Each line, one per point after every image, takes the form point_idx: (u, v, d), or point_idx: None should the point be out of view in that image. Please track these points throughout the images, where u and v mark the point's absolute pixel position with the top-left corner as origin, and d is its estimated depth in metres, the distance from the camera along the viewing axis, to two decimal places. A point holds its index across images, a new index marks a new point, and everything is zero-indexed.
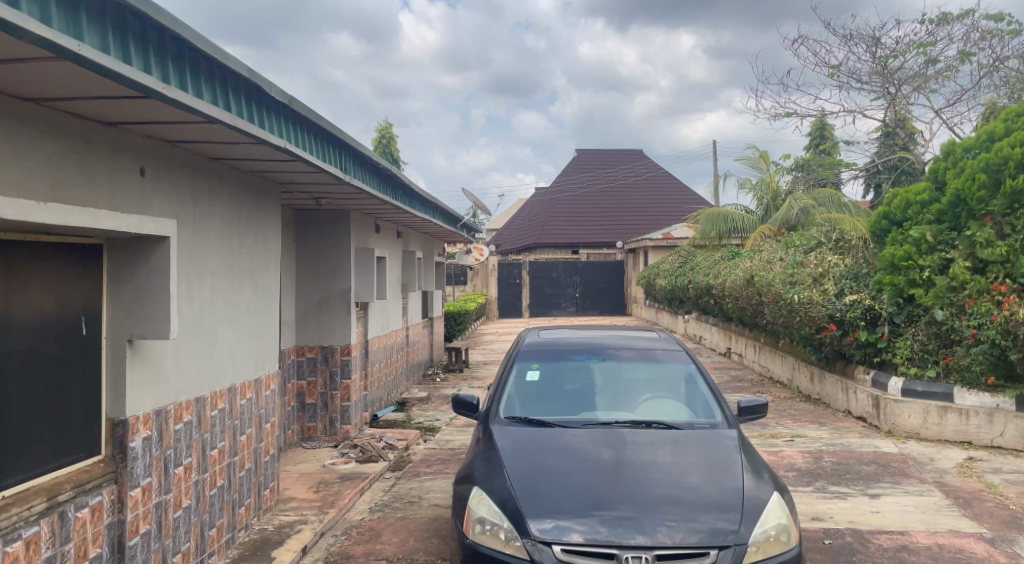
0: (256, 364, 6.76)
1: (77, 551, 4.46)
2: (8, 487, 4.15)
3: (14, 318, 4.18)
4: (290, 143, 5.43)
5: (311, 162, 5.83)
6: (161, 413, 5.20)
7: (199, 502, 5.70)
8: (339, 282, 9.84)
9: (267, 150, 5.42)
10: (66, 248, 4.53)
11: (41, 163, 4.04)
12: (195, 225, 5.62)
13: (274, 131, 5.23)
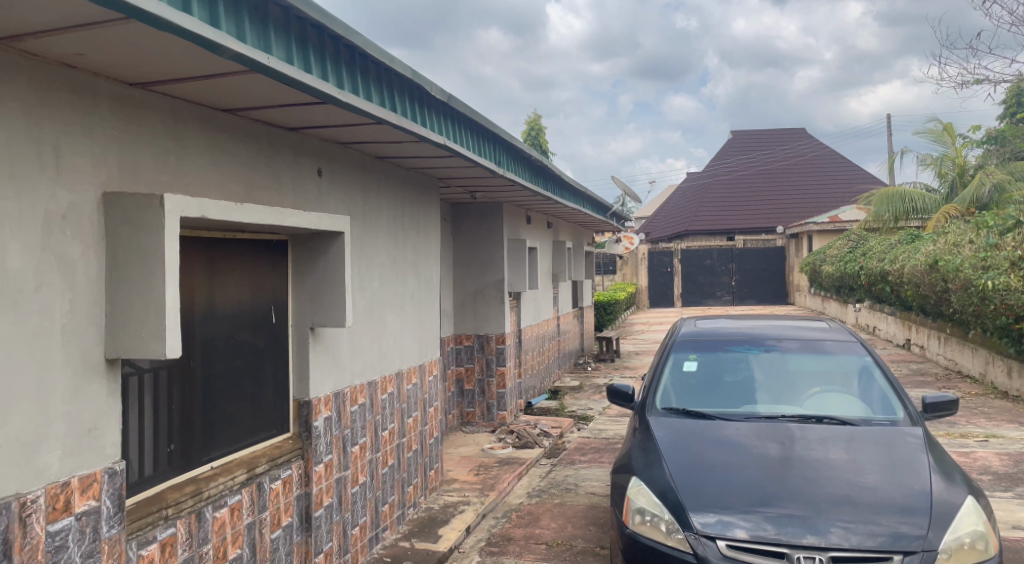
0: (420, 351, 7.05)
1: (274, 519, 4.82)
2: (215, 459, 4.54)
3: (217, 309, 4.56)
4: (449, 139, 5.61)
5: (468, 157, 6.00)
6: (339, 395, 5.56)
7: (374, 480, 6.04)
8: (494, 272, 10.06)
9: (427, 147, 5.62)
10: (257, 244, 4.90)
11: (237, 167, 4.38)
12: (366, 219, 5.94)
13: (435, 129, 5.41)
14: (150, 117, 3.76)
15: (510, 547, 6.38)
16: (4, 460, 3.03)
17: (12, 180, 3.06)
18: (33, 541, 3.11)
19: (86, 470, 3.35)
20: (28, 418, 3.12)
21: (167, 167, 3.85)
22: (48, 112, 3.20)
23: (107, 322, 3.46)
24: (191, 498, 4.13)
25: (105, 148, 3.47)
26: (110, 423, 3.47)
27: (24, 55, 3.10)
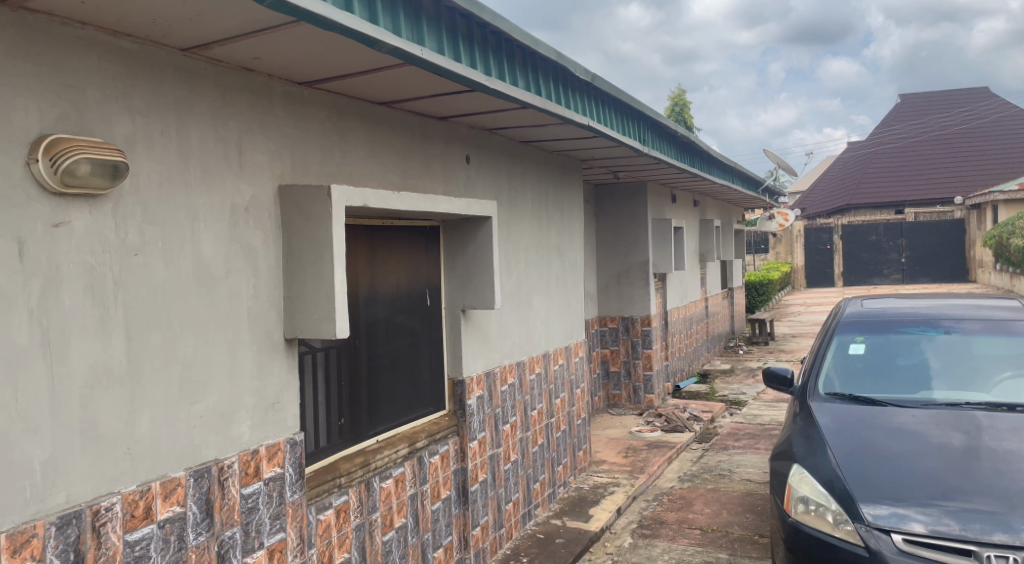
0: (566, 333, 7.13)
1: (434, 491, 5.04)
2: (380, 433, 4.81)
3: (378, 292, 4.81)
4: (593, 120, 5.61)
5: (613, 137, 5.98)
6: (491, 375, 5.74)
7: (525, 457, 6.20)
8: (638, 253, 9.98)
9: (573, 129, 5.64)
10: (412, 229, 5.12)
11: (393, 158, 4.60)
12: (511, 203, 6.06)
13: (580, 110, 5.43)
14: (317, 113, 4.00)
15: (663, 530, 6.37)
16: (205, 429, 3.31)
17: (205, 176, 3.32)
18: (231, 502, 3.39)
19: (272, 439, 3.65)
20: (223, 391, 3.41)
21: (332, 159, 4.10)
22: (231, 113, 3.47)
23: (285, 304, 3.73)
24: (361, 468, 4.38)
25: (279, 143, 3.74)
26: (290, 397, 3.77)
27: (210, 61, 3.36)
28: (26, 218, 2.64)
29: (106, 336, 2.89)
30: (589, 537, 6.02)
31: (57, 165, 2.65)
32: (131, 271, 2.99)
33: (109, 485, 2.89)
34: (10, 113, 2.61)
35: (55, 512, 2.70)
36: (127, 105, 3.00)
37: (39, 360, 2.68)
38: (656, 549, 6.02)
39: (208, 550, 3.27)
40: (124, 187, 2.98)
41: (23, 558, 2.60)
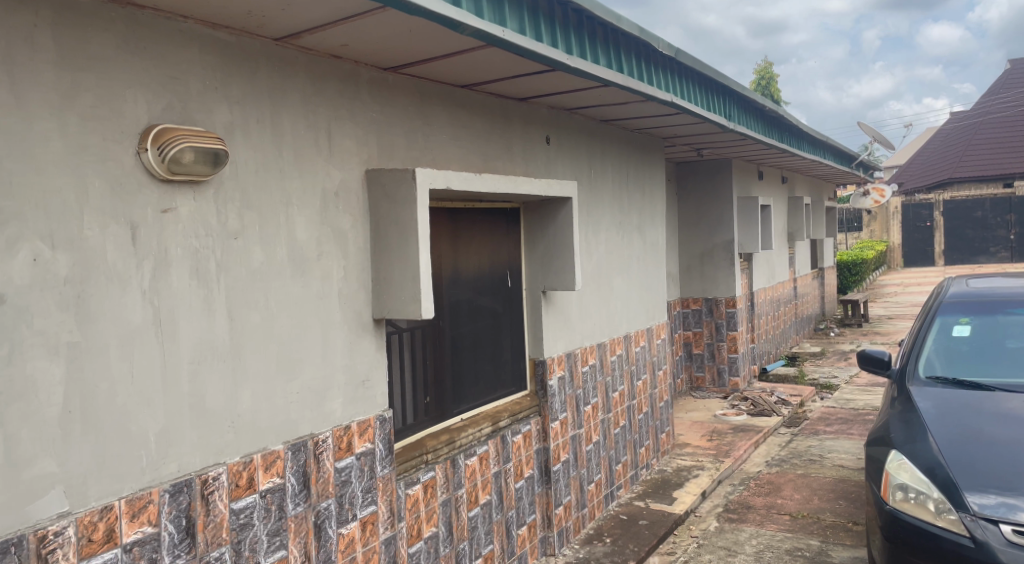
0: (648, 314, 7.10)
1: (517, 469, 5.11)
2: (464, 412, 4.91)
3: (461, 274, 4.89)
4: (677, 97, 5.52)
5: (697, 113, 5.87)
6: (571, 356, 5.76)
7: (607, 439, 6.22)
8: (722, 233, 9.80)
9: (656, 106, 5.57)
10: (494, 211, 5.17)
11: (475, 140, 4.66)
12: (592, 184, 6.05)
13: (663, 87, 5.35)
14: (401, 98, 4.08)
15: (750, 515, 6.30)
16: (301, 405, 3.46)
17: (297, 163, 3.44)
18: (325, 475, 3.54)
19: (363, 415, 3.79)
20: (317, 368, 3.55)
21: (415, 143, 4.18)
22: (321, 100, 3.58)
23: (373, 285, 3.85)
24: (446, 445, 4.50)
25: (365, 128, 3.84)
26: (378, 375, 3.89)
27: (300, 50, 3.47)
28: (139, 204, 2.78)
29: (210, 316, 3.04)
30: (673, 520, 6.00)
31: (164, 153, 2.78)
32: (232, 255, 3.13)
33: (216, 456, 3.06)
34: (122, 104, 2.74)
35: (168, 480, 2.87)
36: (225, 95, 3.13)
37: (152, 337, 2.83)
38: (743, 534, 5.96)
39: (306, 520, 3.42)
40: (225, 173, 3.11)
41: (141, 522, 2.77)
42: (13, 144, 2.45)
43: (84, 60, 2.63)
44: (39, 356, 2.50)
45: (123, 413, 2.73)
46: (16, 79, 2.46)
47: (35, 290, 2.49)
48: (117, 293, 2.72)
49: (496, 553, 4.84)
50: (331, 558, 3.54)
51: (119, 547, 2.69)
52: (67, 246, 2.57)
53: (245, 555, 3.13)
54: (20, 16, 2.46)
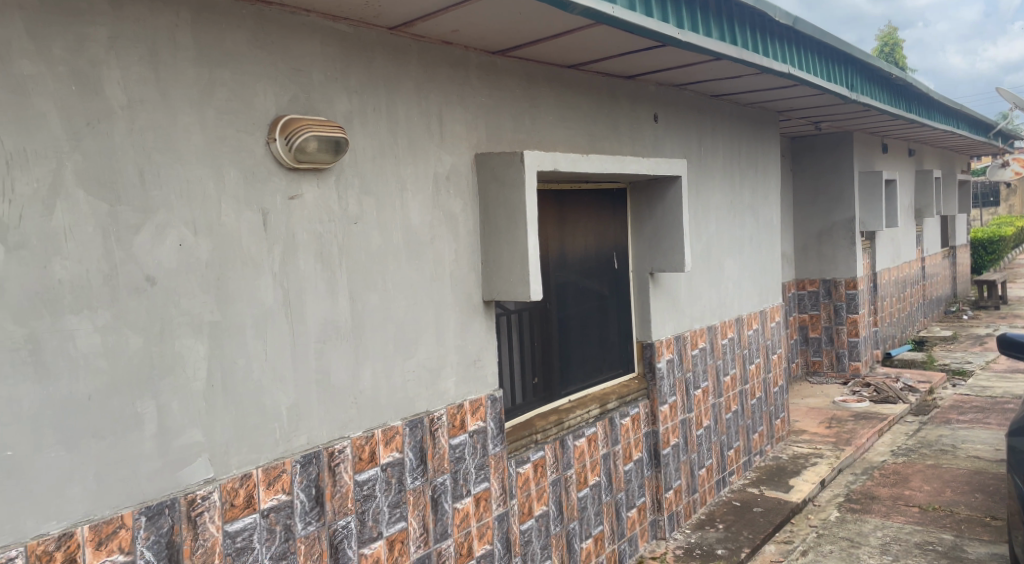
0: (761, 296, 6.94)
1: (626, 452, 5.12)
2: (572, 393, 4.94)
3: (568, 256, 4.92)
4: (794, 68, 5.33)
5: (816, 84, 5.65)
6: (681, 338, 5.71)
7: (718, 424, 6.15)
8: (842, 211, 9.45)
9: (771, 78, 5.41)
10: (600, 192, 5.16)
11: (582, 122, 4.67)
12: (702, 163, 5.95)
13: (780, 57, 5.17)
14: (509, 81, 4.13)
15: (875, 506, 6.11)
16: (417, 383, 3.59)
17: (412, 149, 3.55)
18: (441, 451, 3.66)
19: (475, 394, 3.89)
20: (432, 348, 3.66)
21: (523, 126, 4.22)
22: (433, 86, 3.67)
23: (482, 267, 3.93)
24: (555, 426, 4.53)
25: (475, 113, 3.91)
26: (489, 356, 3.99)
27: (414, 37, 3.56)
28: (268, 192, 2.94)
29: (334, 297, 3.19)
30: (789, 508, 5.89)
31: (291, 143, 2.93)
32: (352, 239, 3.27)
33: (340, 430, 3.22)
34: (253, 97, 2.89)
35: (299, 452, 3.05)
36: (344, 85, 3.25)
37: (282, 318, 2.99)
38: (867, 525, 5.79)
39: (423, 493, 3.55)
40: (345, 160, 3.24)
41: (276, 490, 2.95)
42: (160, 138, 2.61)
43: (218, 56, 2.78)
44: (186, 334, 2.68)
45: (258, 388, 2.91)
46: (161, 76, 2.62)
47: (181, 273, 2.67)
48: (251, 276, 2.88)
49: (606, 534, 4.87)
50: (448, 531, 3.67)
51: (257, 513, 2.88)
52: (207, 231, 2.74)
53: (369, 524, 3.29)
54: (163, 17, 2.62)
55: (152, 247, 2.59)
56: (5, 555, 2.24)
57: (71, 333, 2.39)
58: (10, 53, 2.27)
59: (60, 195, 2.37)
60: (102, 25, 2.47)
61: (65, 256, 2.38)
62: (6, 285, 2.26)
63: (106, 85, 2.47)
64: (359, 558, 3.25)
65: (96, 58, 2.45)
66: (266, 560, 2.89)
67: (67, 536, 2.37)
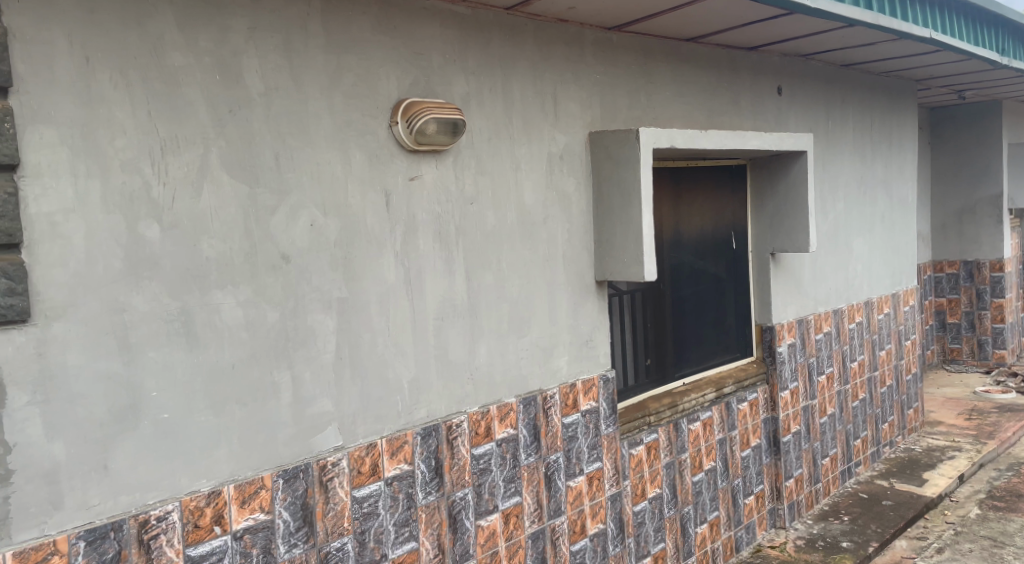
0: (893, 278, 6.63)
1: (743, 438, 5.03)
2: (686, 376, 4.88)
3: (682, 236, 4.85)
4: (936, 31, 5.01)
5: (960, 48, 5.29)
6: (804, 322, 5.55)
7: (843, 412, 5.95)
8: (988, 187, 8.90)
9: (910, 44, 5.12)
10: (717, 169, 5.06)
11: (700, 98, 4.59)
12: (829, 140, 5.72)
13: (920, 21, 4.87)
14: (626, 57, 4.11)
15: (1020, 505, 5.77)
16: (531, 361, 3.64)
17: (527, 128, 3.59)
18: (554, 429, 3.71)
19: (587, 374, 3.92)
20: (545, 327, 3.71)
21: (639, 102, 4.19)
22: (549, 65, 3.69)
23: (595, 247, 3.93)
24: (668, 409, 4.48)
25: (590, 90, 3.91)
26: (602, 336, 4.01)
27: (530, 16, 3.58)
28: (391, 173, 3.05)
29: (451, 275, 3.28)
30: (923, 503, 5.64)
31: (412, 126, 3.01)
32: (469, 219, 3.35)
33: (457, 405, 3.32)
34: (377, 81, 3.00)
35: (419, 424, 3.16)
36: (463, 67, 3.32)
37: (403, 295, 3.10)
38: (1012, 525, 5.48)
39: (537, 470, 3.62)
40: (463, 142, 3.31)
41: (398, 459, 3.07)
42: (294, 123, 2.75)
43: (345, 43, 2.90)
44: (317, 309, 2.82)
45: (381, 360, 3.04)
46: (294, 63, 2.75)
47: (313, 251, 2.80)
48: (375, 255, 3.00)
49: (722, 520, 4.82)
50: (561, 508, 3.73)
51: (382, 480, 3.01)
52: (335, 211, 2.87)
53: (485, 497, 3.39)
54: (296, 7, 2.75)
55: (287, 226, 2.73)
56: (164, 509, 2.43)
57: (218, 307, 2.56)
58: (163, 46, 2.43)
59: (207, 178, 2.53)
60: (242, 17, 2.61)
61: (211, 236, 2.54)
62: (161, 261, 2.43)
63: (246, 73, 2.62)
64: (476, 530, 3.35)
65: (237, 48, 2.60)
66: (389, 527, 3.02)
67: (216, 494, 2.55)
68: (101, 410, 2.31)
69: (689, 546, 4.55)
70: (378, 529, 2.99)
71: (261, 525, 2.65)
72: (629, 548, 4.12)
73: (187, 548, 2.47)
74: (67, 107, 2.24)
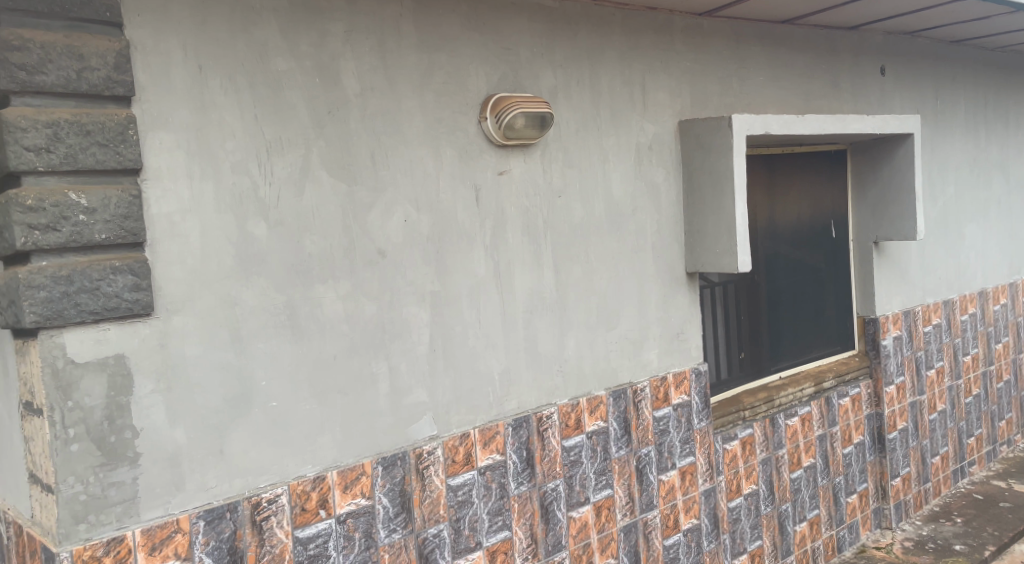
0: (1009, 266, 6.31)
1: (845, 434, 4.89)
2: (783, 369, 4.78)
3: (778, 225, 4.74)
4: None
5: None
6: (911, 314, 5.36)
7: (955, 409, 5.71)
8: None
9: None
10: (815, 156, 4.95)
11: (796, 82, 4.48)
12: (937, 123, 5.48)
13: None
14: (718, 43, 4.05)
15: None
16: (621, 354, 3.65)
17: (614, 119, 3.59)
18: (645, 422, 3.71)
19: (679, 367, 3.91)
20: (634, 320, 3.70)
21: (731, 89, 4.12)
22: (637, 55, 3.68)
23: (687, 239, 3.90)
24: (765, 404, 4.44)
25: (680, 79, 3.87)
26: (693, 328, 3.98)
27: (617, 6, 3.58)
28: (481, 168, 3.10)
29: (539, 268, 3.31)
30: None
31: (501, 121, 3.05)
32: (557, 212, 3.37)
33: (548, 397, 3.36)
34: (466, 78, 3.06)
35: (511, 415, 3.22)
36: (550, 60, 3.34)
37: (492, 289, 3.16)
38: None
39: (628, 463, 3.63)
40: (550, 135, 3.34)
41: (491, 449, 3.14)
42: (388, 122, 2.83)
43: (436, 41, 2.97)
44: (411, 303, 2.91)
45: (473, 353, 3.10)
46: (388, 63, 2.83)
47: (407, 246, 2.89)
48: (466, 249, 3.07)
49: (823, 519, 4.70)
50: (653, 502, 3.73)
51: (475, 470, 3.08)
52: (427, 207, 2.95)
53: (576, 489, 3.42)
54: (389, 8, 2.83)
55: (382, 222, 2.82)
56: (274, 492, 2.56)
57: (320, 300, 2.67)
58: (267, 52, 2.54)
59: (309, 177, 2.63)
60: (340, 20, 2.71)
61: (313, 233, 2.65)
62: (268, 257, 2.55)
63: (343, 75, 2.71)
64: (568, 521, 3.38)
65: (335, 51, 2.70)
66: (483, 515, 3.09)
67: (321, 479, 2.66)
68: (216, 398, 2.45)
69: (787, 544, 4.45)
70: (473, 517, 3.06)
71: (363, 510, 2.75)
72: (724, 544, 4.08)
73: (295, 530, 2.59)
74: (183, 113, 2.38)
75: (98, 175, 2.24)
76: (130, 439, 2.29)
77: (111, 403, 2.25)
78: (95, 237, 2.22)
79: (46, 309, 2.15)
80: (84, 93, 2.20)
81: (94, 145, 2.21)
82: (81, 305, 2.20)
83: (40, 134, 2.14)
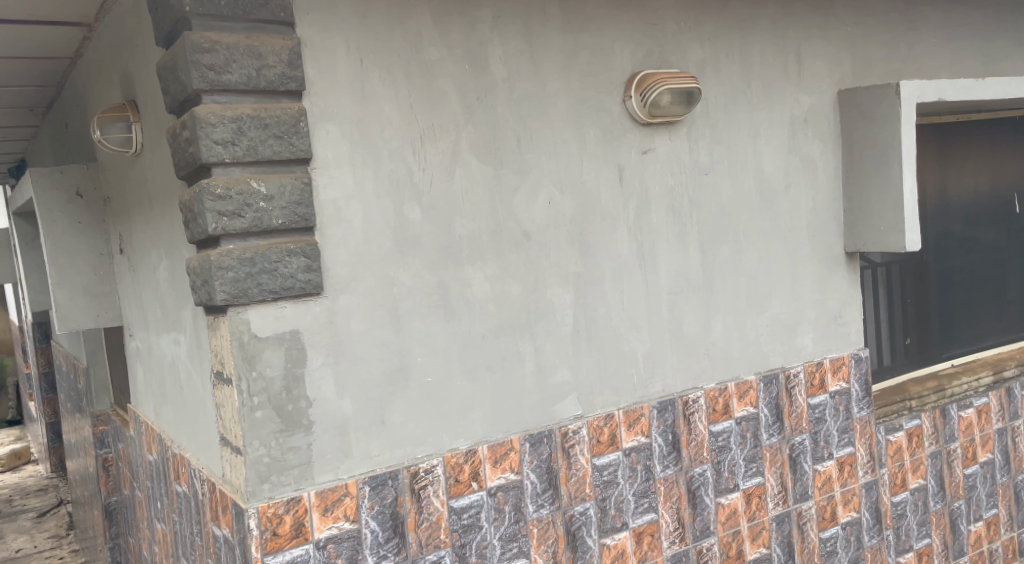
0: None
1: None
2: (955, 357, 4.51)
3: (951, 200, 4.44)
4: None
5: None
6: None
7: None
8: None
9: None
10: (994, 124, 4.61)
11: (972, 44, 4.16)
12: None
13: None
14: (882, 5, 3.82)
15: None
16: (771, 338, 3.56)
17: (766, 92, 3.48)
18: (798, 410, 3.60)
19: (837, 352, 3.77)
20: (787, 302, 3.60)
21: (897, 54, 3.89)
22: (791, 24, 3.54)
23: (847, 216, 3.74)
24: (934, 393, 4.21)
25: (838, 47, 3.70)
26: (852, 310, 3.81)
27: None
28: (625, 148, 3.10)
29: (685, 249, 3.28)
30: None
31: (646, 99, 3.03)
32: (704, 190, 3.32)
33: (694, 381, 3.33)
34: (611, 56, 3.06)
35: (656, 398, 3.22)
36: (698, 34, 3.28)
37: (637, 270, 3.16)
38: None
39: (781, 451, 3.54)
40: (698, 111, 3.29)
41: (636, 431, 3.15)
42: (534, 104, 2.89)
43: (582, 21, 2.99)
44: (557, 284, 2.96)
45: (617, 333, 3.12)
46: (534, 46, 2.88)
47: (553, 228, 2.94)
48: (610, 230, 3.08)
49: (1002, 519, 4.39)
50: (808, 492, 3.62)
51: (620, 451, 3.11)
52: (573, 189, 2.99)
53: (725, 475, 3.38)
54: None
55: (529, 205, 2.89)
56: (430, 463, 2.69)
57: (470, 281, 2.77)
58: (421, 42, 2.65)
59: (458, 162, 2.73)
60: (487, 7, 2.78)
61: (463, 216, 2.75)
62: (423, 239, 2.67)
63: (491, 61, 2.79)
64: (717, 507, 3.35)
65: (484, 38, 2.77)
66: (629, 496, 3.12)
67: (473, 452, 2.77)
68: (378, 372, 2.60)
69: (960, 544, 4.19)
70: (619, 497, 3.09)
71: (512, 484, 2.85)
72: (888, 540, 3.89)
73: (450, 500, 2.72)
74: (346, 103, 2.53)
75: (275, 165, 2.43)
76: (304, 408, 2.48)
77: (288, 374, 2.45)
78: (273, 222, 2.41)
79: (233, 288, 2.36)
80: (263, 89, 2.39)
81: (271, 137, 2.40)
82: (262, 285, 2.40)
83: (226, 128, 2.35)
